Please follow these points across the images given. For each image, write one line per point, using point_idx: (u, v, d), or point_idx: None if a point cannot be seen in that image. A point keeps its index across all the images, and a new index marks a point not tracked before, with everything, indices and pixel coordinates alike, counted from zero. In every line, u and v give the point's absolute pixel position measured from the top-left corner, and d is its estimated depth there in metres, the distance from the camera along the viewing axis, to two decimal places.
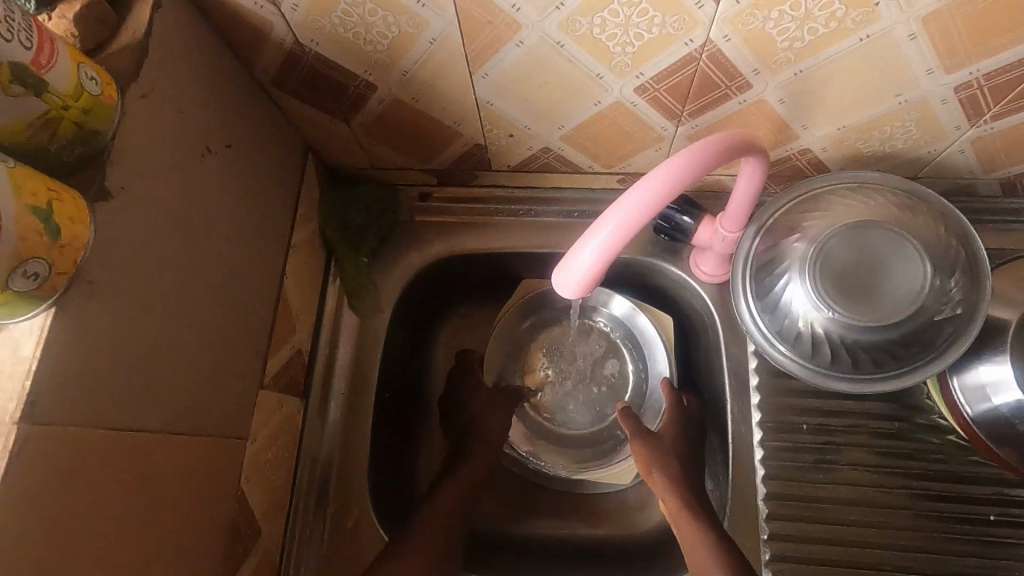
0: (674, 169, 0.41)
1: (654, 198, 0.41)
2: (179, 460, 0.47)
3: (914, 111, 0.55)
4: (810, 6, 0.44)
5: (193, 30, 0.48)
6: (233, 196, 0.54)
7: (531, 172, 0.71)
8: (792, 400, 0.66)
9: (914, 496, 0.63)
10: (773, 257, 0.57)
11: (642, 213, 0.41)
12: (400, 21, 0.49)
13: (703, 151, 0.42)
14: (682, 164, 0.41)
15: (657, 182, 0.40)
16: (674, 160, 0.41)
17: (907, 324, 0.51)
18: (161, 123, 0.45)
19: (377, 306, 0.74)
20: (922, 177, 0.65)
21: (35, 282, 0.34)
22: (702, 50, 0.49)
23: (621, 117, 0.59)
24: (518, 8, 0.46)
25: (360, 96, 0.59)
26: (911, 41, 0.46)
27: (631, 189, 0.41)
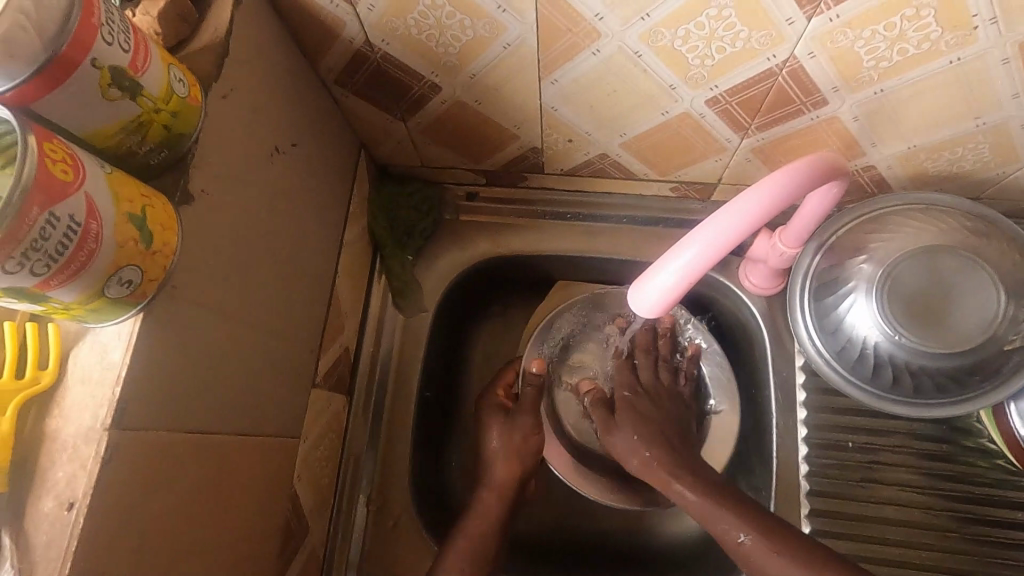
0: (764, 196, 0.40)
1: (742, 225, 0.40)
2: (242, 460, 0.47)
3: (990, 134, 0.53)
4: (905, 27, 0.43)
5: (268, 28, 0.47)
6: (295, 195, 0.53)
7: (583, 176, 0.70)
8: (839, 418, 0.66)
9: (958, 519, 0.63)
10: (836, 276, 0.56)
11: (729, 239, 0.40)
12: (477, 25, 0.48)
13: (792, 177, 0.41)
14: (771, 190, 0.40)
15: (747, 210, 0.40)
16: (764, 184, 0.40)
17: (974, 352, 0.51)
18: (237, 123, 0.44)
19: (421, 305, 0.74)
20: (984, 199, 0.64)
21: (127, 288, 0.34)
22: (783, 65, 0.48)
23: (686, 127, 0.58)
24: (601, 17, 0.45)
25: (422, 96, 0.58)
26: (1002, 65, 0.45)
27: (717, 213, 0.41)
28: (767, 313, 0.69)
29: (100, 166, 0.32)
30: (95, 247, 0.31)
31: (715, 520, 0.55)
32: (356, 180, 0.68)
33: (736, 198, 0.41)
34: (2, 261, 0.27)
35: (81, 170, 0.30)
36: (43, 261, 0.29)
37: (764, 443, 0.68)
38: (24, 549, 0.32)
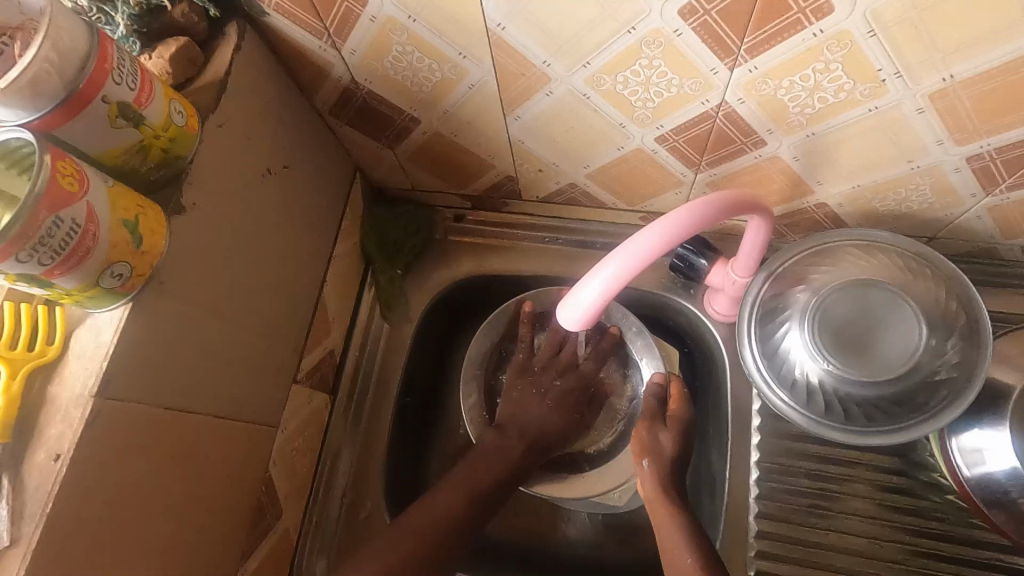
0: (673, 226, 0.45)
1: (652, 251, 0.45)
2: (217, 439, 0.53)
3: (927, 177, 0.56)
4: (819, 78, 0.47)
5: (266, 68, 0.55)
6: (285, 211, 0.61)
7: (558, 204, 0.76)
8: (792, 444, 0.68)
9: (904, 550, 0.64)
10: (778, 305, 0.60)
11: (641, 262, 0.46)
12: (444, 68, 0.55)
13: (702, 210, 0.45)
14: (680, 221, 0.45)
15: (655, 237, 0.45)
16: (674, 215, 0.45)
17: (899, 382, 0.53)
18: (231, 148, 0.52)
19: (406, 317, 0.80)
20: (939, 238, 0.67)
21: (119, 280, 0.41)
22: (718, 109, 0.53)
23: (642, 162, 0.63)
24: (548, 64, 0.51)
25: (405, 128, 0.65)
26: (919, 114, 0.49)
27: (632, 239, 0.45)
28: (729, 339, 0.72)
29: (104, 181, 0.40)
30: (92, 245, 0.38)
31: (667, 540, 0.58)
32: (349, 200, 0.75)
33: (649, 225, 0.45)
34: (15, 251, 0.35)
35: (85, 182, 0.38)
36: (49, 253, 0.36)
37: (718, 465, 0.70)
38: (18, 491, 0.39)
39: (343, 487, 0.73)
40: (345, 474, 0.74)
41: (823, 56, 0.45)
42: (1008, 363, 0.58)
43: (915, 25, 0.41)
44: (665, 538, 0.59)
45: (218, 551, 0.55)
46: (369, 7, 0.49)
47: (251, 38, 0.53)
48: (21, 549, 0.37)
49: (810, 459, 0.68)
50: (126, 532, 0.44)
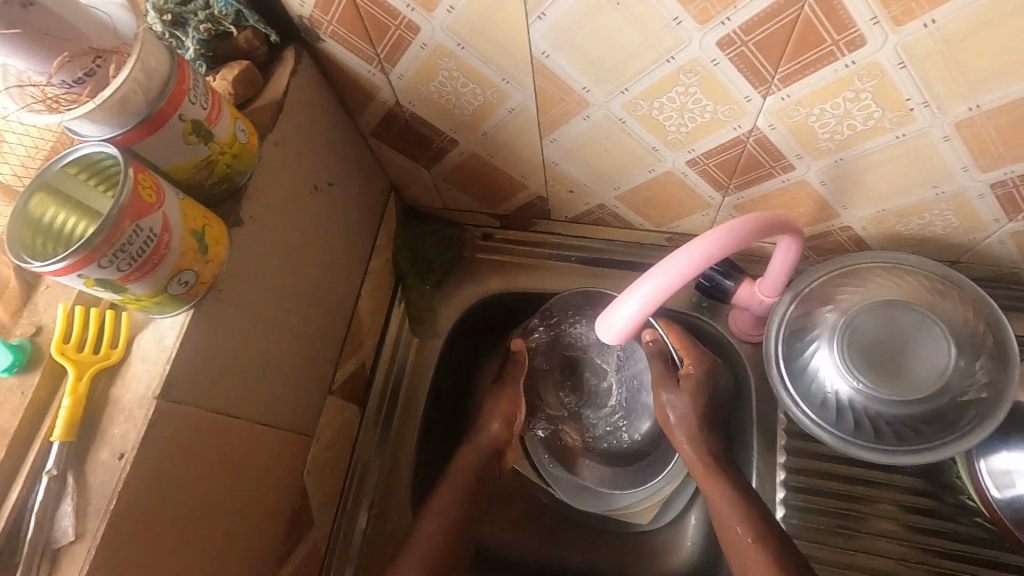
0: (711, 245, 0.46)
1: (691, 269, 0.46)
2: (260, 445, 0.55)
3: (952, 202, 0.58)
4: (849, 106, 0.49)
5: (317, 90, 0.58)
6: (329, 227, 0.63)
7: (587, 224, 0.78)
8: (818, 463, 0.69)
9: (931, 572, 0.64)
10: (806, 324, 0.61)
11: (679, 279, 0.47)
12: (486, 93, 0.57)
13: (739, 230, 0.47)
14: (718, 240, 0.47)
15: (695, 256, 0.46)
16: (712, 235, 0.47)
17: (928, 401, 0.54)
18: (285, 165, 0.54)
19: (434, 331, 0.82)
20: (962, 262, 0.68)
21: (185, 287, 0.43)
22: (749, 134, 0.55)
23: (672, 184, 0.65)
24: (588, 90, 0.54)
25: (443, 149, 0.68)
26: (945, 141, 0.51)
27: (671, 257, 0.47)
28: (754, 358, 0.73)
29: (177, 194, 0.42)
30: (164, 254, 0.40)
31: (729, 518, 0.61)
32: (384, 217, 0.77)
33: (688, 244, 0.47)
34: (99, 257, 0.37)
35: (162, 194, 0.40)
36: (127, 260, 0.38)
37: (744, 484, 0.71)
38: (82, 488, 0.40)
39: (370, 499, 0.74)
40: (373, 486, 0.75)
41: (855, 85, 0.47)
42: None
43: (945, 59, 0.43)
44: (722, 514, 0.62)
45: (255, 557, 0.56)
46: (421, 35, 0.52)
47: (306, 62, 0.56)
48: (86, 544, 0.39)
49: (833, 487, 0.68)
50: (177, 533, 0.46)
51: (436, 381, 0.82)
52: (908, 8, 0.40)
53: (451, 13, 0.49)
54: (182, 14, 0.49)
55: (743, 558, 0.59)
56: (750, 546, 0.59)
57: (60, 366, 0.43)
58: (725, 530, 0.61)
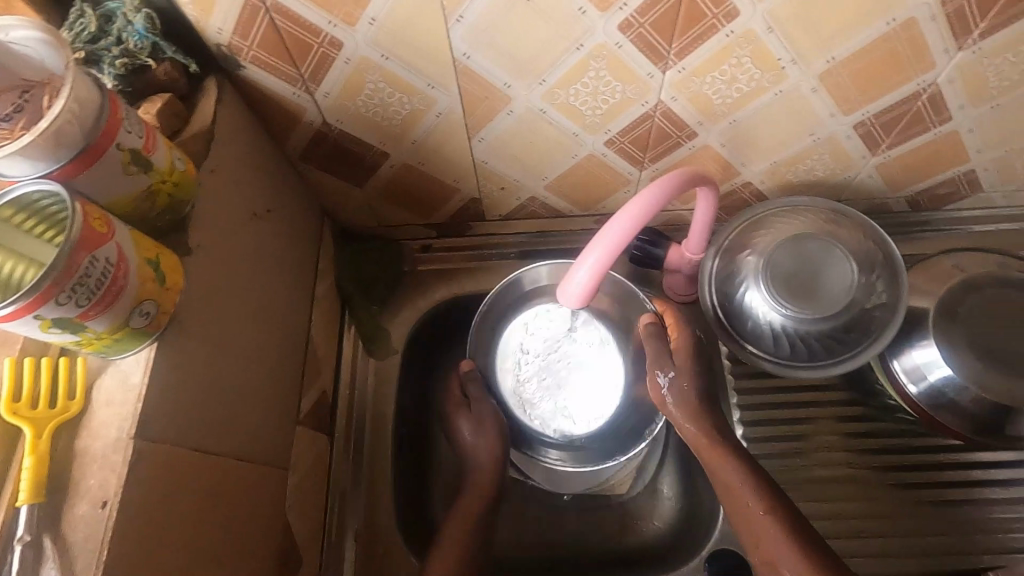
0: (638, 210, 0.51)
1: (621, 234, 0.51)
2: (240, 479, 0.53)
3: (827, 146, 0.68)
4: (734, 71, 0.57)
5: (243, 118, 0.59)
6: (272, 253, 0.63)
7: (521, 219, 0.82)
8: (766, 398, 0.76)
9: (877, 469, 0.73)
10: (732, 272, 0.68)
11: (615, 245, 0.52)
12: (413, 100, 0.60)
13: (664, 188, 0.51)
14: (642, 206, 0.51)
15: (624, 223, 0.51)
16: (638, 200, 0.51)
17: (844, 312, 0.62)
18: (224, 192, 0.54)
19: (391, 348, 0.82)
20: (843, 200, 0.79)
21: (147, 318, 0.41)
22: (655, 109, 0.62)
23: (594, 167, 0.71)
24: (509, 85, 0.59)
25: (374, 163, 0.69)
26: (814, 93, 0.60)
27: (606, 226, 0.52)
28: (693, 315, 0.80)
29: (125, 226, 0.41)
30: (123, 284, 0.39)
31: (742, 505, 0.62)
32: (322, 243, 0.77)
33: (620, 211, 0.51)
34: (57, 293, 0.35)
35: (113, 226, 0.39)
36: (86, 294, 0.37)
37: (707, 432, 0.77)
38: (64, 548, 0.38)
39: (356, 524, 0.72)
40: (355, 514, 0.73)
41: (735, 52, 0.55)
42: (919, 291, 0.70)
43: (801, 19, 0.52)
44: (727, 479, 0.63)
45: None
46: (345, 50, 0.54)
47: (229, 91, 0.56)
48: None
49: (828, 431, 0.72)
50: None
51: (401, 398, 0.81)
52: None
53: (373, 25, 0.51)
54: (95, 51, 0.48)
55: (757, 532, 0.61)
56: (761, 520, 0.61)
57: (14, 426, 0.40)
58: (731, 498, 0.63)
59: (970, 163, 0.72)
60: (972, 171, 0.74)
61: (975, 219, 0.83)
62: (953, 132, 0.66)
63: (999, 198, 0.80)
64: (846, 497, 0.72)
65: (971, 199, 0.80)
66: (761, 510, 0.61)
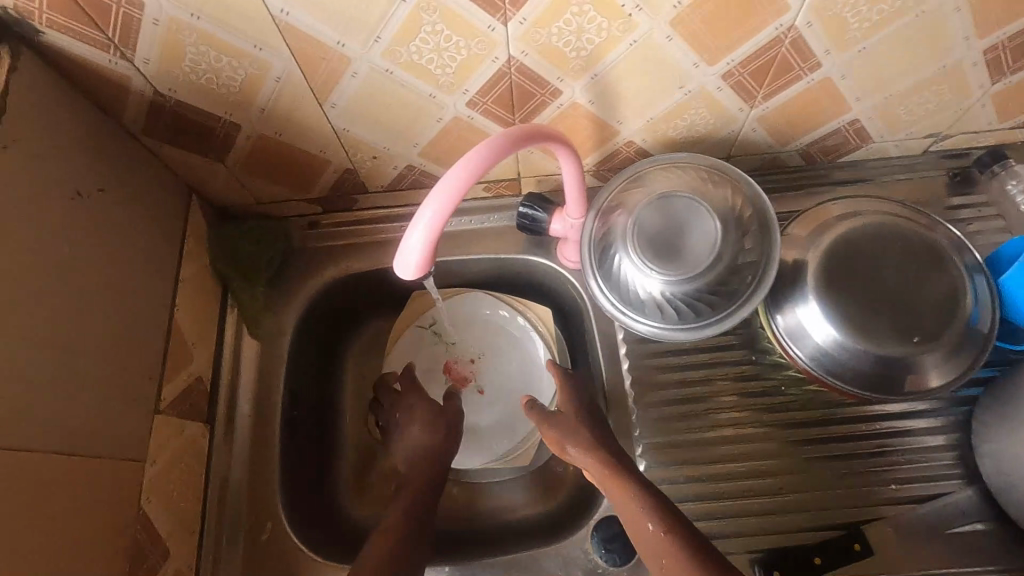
0: (456, 173, 0.48)
1: (445, 201, 0.48)
2: (66, 474, 0.50)
3: (700, 100, 0.66)
4: (580, 21, 0.54)
5: (55, 89, 0.54)
6: (111, 235, 0.59)
7: (406, 190, 0.79)
8: (658, 362, 0.75)
9: (773, 428, 0.73)
10: (607, 233, 0.66)
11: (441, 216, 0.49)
12: (244, 65, 0.56)
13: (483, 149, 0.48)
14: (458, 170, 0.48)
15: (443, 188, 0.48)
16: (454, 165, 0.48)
17: (711, 274, 0.60)
18: (26, 170, 0.50)
19: (278, 329, 0.79)
20: (733, 156, 0.77)
21: None
22: (508, 65, 0.59)
23: (464, 130, 0.68)
24: (342, 43, 0.55)
25: (227, 135, 0.65)
26: (670, 42, 0.57)
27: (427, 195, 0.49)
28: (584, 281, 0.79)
29: None
30: None
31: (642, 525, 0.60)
32: (191, 224, 0.73)
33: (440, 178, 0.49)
34: None
35: None
36: None
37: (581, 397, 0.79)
38: None
39: (240, 512, 0.71)
40: (238, 501, 0.71)
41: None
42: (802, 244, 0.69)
43: None
44: (635, 520, 0.61)
45: None
46: (146, 10, 0.49)
47: (29, 58, 0.52)
48: None
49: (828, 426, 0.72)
50: None
51: (291, 380, 0.79)
52: None
53: None
54: None
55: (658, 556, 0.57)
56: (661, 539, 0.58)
57: None
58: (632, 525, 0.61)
59: (853, 111, 0.70)
60: (856, 120, 0.72)
61: (872, 169, 0.82)
62: (827, 79, 0.64)
63: (893, 148, 0.78)
64: (756, 459, 0.72)
65: (864, 150, 0.78)
66: (639, 510, 0.60)
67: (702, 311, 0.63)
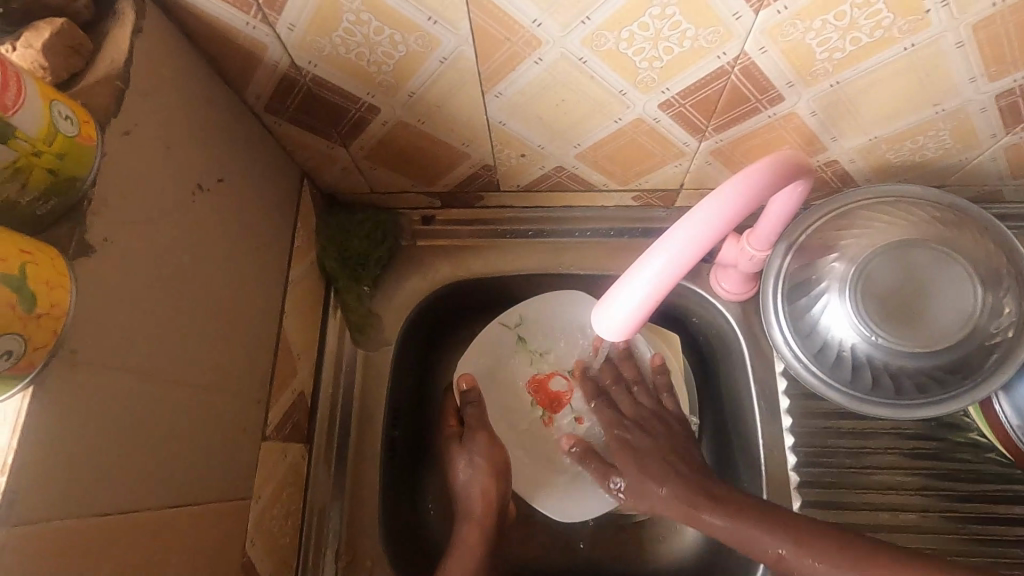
0: (711, 218, 0.37)
1: (684, 257, 0.38)
2: (181, 528, 0.42)
3: (950, 120, 0.52)
4: (855, 15, 0.41)
5: (180, 55, 0.43)
6: (229, 234, 0.49)
7: (542, 192, 0.67)
8: (823, 423, 0.64)
9: (960, 519, 0.60)
10: (809, 276, 0.54)
11: (679, 272, 0.39)
12: (408, 40, 0.45)
13: (745, 186, 0.37)
14: (716, 212, 0.37)
15: (691, 239, 0.37)
16: (708, 201, 0.37)
17: (951, 350, 0.49)
18: (149, 160, 0.40)
19: (383, 338, 0.70)
20: (947, 186, 0.63)
21: (6, 362, 0.29)
22: (734, 62, 0.46)
23: (641, 133, 0.55)
24: (539, 23, 0.42)
25: (361, 119, 0.54)
26: (957, 49, 0.44)
27: (662, 240, 0.38)
28: (742, 319, 0.66)
29: None
30: None
31: (752, 543, 0.55)
32: (300, 213, 0.63)
33: (684, 217, 0.38)
34: None
35: None
36: None
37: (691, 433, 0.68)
38: None
39: (338, 546, 0.63)
40: (336, 533, 0.63)
41: None
42: None
43: None
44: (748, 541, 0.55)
45: None
46: None
47: (155, 16, 0.41)
48: None
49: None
50: None
51: (394, 396, 0.70)
52: None
53: None
54: None
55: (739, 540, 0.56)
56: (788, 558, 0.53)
57: None
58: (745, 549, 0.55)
59: None
60: None
61: None
62: None
63: None
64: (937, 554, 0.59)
65: None
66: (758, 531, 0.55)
67: (932, 386, 0.49)
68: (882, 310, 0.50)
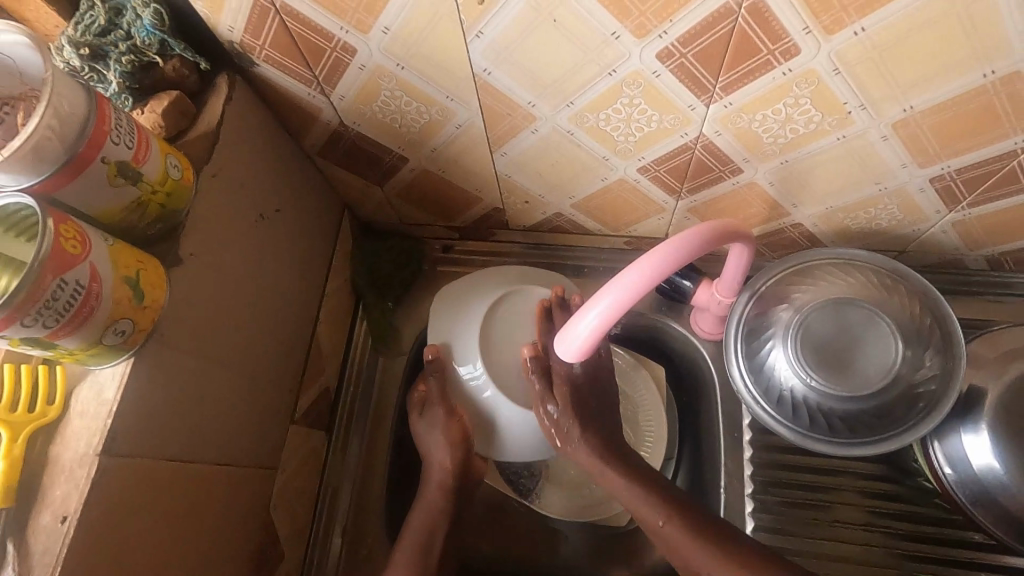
0: (645, 271, 0.47)
1: (625, 300, 0.48)
2: (221, 483, 0.53)
3: (894, 197, 0.60)
4: (790, 111, 0.50)
5: (256, 114, 0.56)
6: (279, 253, 0.61)
7: (545, 232, 0.78)
8: (780, 457, 0.70)
9: (899, 556, 0.66)
10: (762, 323, 0.62)
11: (620, 313, 0.49)
12: (431, 111, 0.56)
13: (673, 251, 0.47)
14: (649, 267, 0.47)
15: (628, 289, 0.48)
16: (646, 258, 0.47)
17: (878, 397, 0.56)
18: (225, 195, 0.52)
19: (400, 348, 0.81)
20: (908, 252, 0.70)
21: (121, 337, 0.41)
22: (696, 141, 0.56)
23: (625, 191, 0.65)
24: (533, 104, 0.53)
25: (394, 166, 0.66)
26: (884, 141, 0.52)
27: (611, 284, 0.49)
28: (717, 356, 0.74)
29: (105, 240, 0.40)
30: (94, 304, 0.38)
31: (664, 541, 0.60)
32: (339, 238, 0.75)
33: (628, 268, 0.48)
34: (22, 316, 0.35)
35: (87, 243, 0.38)
36: (53, 316, 0.36)
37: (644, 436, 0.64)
38: (24, 555, 0.39)
39: (345, 522, 0.73)
40: (344, 511, 0.73)
41: (793, 91, 0.48)
42: (979, 371, 0.62)
43: (878, 64, 0.44)
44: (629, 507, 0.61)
45: None
46: (358, 56, 0.50)
47: (242, 87, 0.54)
48: None
49: (964, 569, 0.65)
50: None
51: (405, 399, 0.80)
52: (838, 17, 0.40)
53: (387, 33, 0.47)
54: (101, 46, 0.47)
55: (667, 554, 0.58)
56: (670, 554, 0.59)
57: None
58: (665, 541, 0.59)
59: None
60: None
61: None
62: None
63: None
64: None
65: None
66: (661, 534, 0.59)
67: (858, 429, 0.58)
68: (818, 357, 0.57)
